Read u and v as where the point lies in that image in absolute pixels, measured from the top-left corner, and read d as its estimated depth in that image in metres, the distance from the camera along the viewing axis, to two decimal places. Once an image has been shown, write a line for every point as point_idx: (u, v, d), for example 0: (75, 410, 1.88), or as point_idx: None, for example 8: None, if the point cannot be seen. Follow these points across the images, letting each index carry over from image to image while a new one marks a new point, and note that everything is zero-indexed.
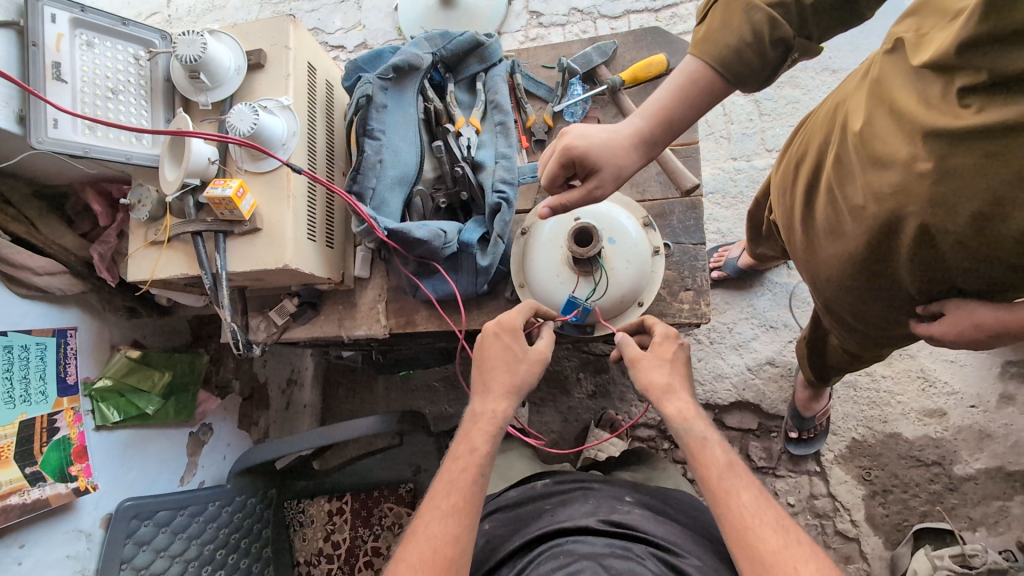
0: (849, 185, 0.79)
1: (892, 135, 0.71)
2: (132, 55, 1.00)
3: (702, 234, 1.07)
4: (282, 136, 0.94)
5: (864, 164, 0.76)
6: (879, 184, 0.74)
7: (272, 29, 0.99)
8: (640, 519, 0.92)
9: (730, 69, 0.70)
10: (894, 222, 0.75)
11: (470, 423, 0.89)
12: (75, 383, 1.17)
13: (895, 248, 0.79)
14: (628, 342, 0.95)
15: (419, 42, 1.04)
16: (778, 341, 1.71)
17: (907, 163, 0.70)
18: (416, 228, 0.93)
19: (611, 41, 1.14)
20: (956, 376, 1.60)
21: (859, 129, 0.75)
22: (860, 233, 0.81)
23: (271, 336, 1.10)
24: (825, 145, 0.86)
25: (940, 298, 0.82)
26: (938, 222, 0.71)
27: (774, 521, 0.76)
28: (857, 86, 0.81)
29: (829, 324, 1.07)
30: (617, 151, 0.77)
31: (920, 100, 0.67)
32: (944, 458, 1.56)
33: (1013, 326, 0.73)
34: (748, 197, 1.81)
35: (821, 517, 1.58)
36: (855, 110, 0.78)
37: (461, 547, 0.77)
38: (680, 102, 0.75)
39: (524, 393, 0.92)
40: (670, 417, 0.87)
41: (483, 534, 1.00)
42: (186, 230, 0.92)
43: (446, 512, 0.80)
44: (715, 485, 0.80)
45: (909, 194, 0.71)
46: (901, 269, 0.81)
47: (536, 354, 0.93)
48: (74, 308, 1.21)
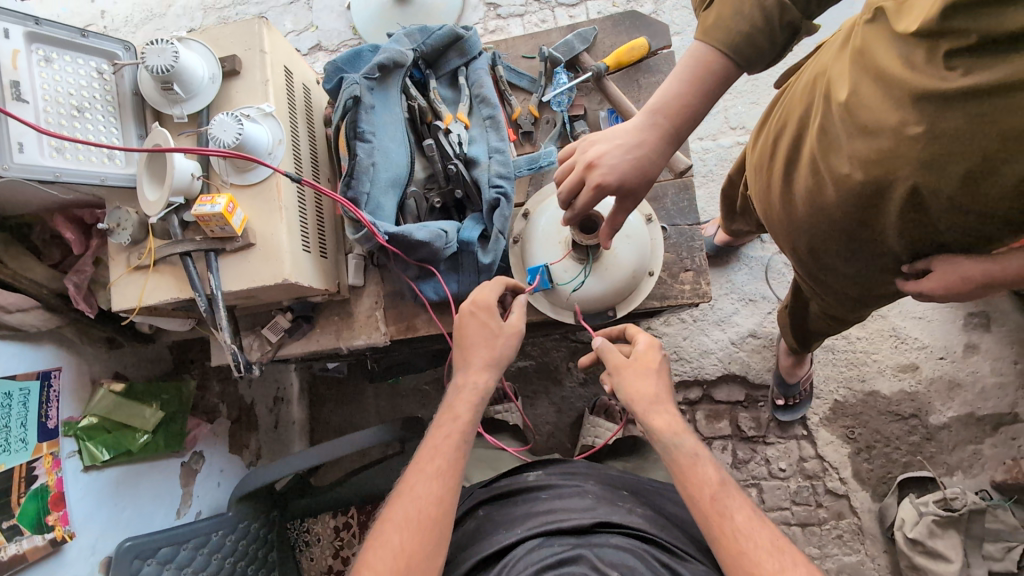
0: (834, 156, 0.82)
1: (879, 103, 0.73)
2: (94, 69, 0.93)
3: (698, 214, 1.08)
4: (266, 145, 0.90)
5: (851, 133, 0.78)
6: (867, 151, 0.76)
7: (243, 33, 0.94)
8: (629, 513, 0.94)
9: (742, 55, 0.69)
10: (884, 186, 0.78)
11: (455, 395, 0.95)
12: (56, 426, 1.10)
13: (881, 212, 0.82)
14: (611, 351, 1.01)
15: (399, 39, 1.02)
16: (758, 313, 1.75)
17: (897, 128, 0.72)
18: (416, 230, 0.90)
19: (591, 27, 1.14)
20: (925, 331, 1.68)
21: (845, 99, 0.77)
22: (845, 199, 0.83)
23: (266, 355, 1.06)
24: (807, 116, 0.88)
25: (926, 255, 0.85)
26: (928, 183, 0.74)
27: (770, 543, 0.81)
28: (837, 55, 0.82)
29: (809, 288, 1.11)
30: (646, 162, 0.76)
31: (906, 63, 0.69)
32: (920, 410, 1.64)
33: (1000, 274, 0.78)
34: (717, 175, 1.84)
35: (811, 478, 1.63)
36: (837, 79, 0.79)
37: (445, 509, 0.85)
38: (694, 91, 0.73)
39: (505, 365, 0.97)
40: (658, 431, 0.93)
41: (477, 517, 1.03)
42: (174, 251, 0.87)
43: (432, 474, 0.87)
44: (708, 507, 0.85)
45: (899, 158, 0.74)
46: (890, 232, 0.84)
47: (511, 328, 0.97)
48: (48, 346, 1.15)
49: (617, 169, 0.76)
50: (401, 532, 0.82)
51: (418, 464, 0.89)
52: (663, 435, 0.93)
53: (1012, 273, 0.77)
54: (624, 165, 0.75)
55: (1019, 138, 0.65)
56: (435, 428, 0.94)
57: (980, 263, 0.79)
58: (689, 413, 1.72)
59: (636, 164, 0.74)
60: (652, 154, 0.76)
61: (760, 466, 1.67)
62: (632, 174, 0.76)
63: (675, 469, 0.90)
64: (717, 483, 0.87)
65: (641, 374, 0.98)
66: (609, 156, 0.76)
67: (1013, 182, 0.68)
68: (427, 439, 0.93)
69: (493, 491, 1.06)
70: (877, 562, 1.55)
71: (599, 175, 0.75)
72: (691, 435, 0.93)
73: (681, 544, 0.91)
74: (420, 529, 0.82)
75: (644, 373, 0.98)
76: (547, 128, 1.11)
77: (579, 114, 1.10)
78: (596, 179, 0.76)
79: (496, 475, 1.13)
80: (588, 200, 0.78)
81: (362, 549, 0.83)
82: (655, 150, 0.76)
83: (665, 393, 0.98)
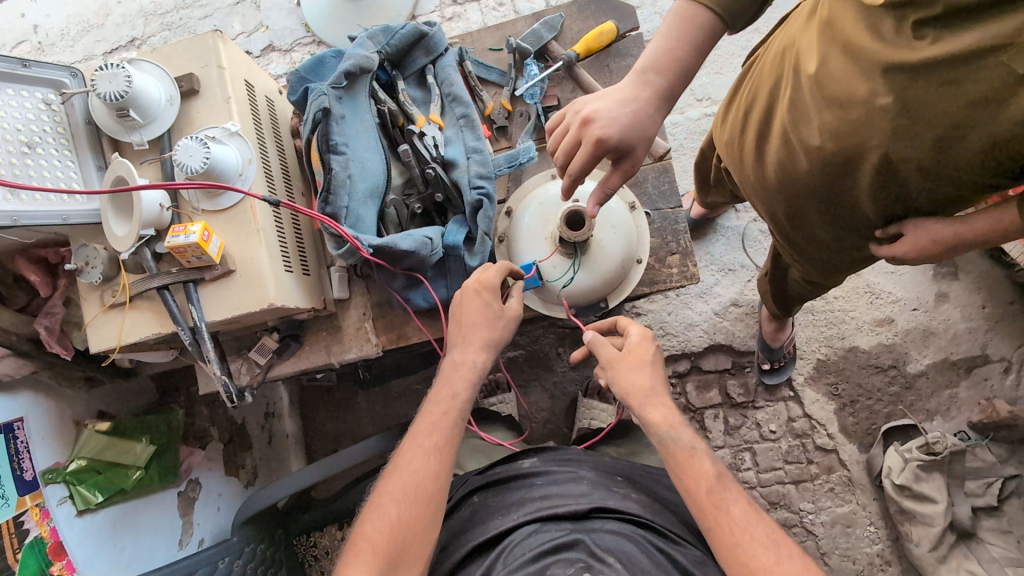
0: (804, 128, 0.79)
1: (849, 74, 0.71)
2: (41, 100, 0.88)
3: (679, 198, 1.12)
4: (237, 165, 0.89)
5: (819, 104, 0.75)
6: (838, 123, 0.74)
7: (198, 49, 0.92)
8: (624, 499, 0.95)
9: (727, 10, 0.72)
10: (856, 157, 0.75)
11: (450, 371, 0.95)
12: (33, 476, 1.06)
13: (854, 182, 0.79)
14: (602, 344, 1.02)
15: (362, 41, 1.00)
16: (737, 282, 1.76)
17: (867, 99, 0.70)
18: (401, 240, 0.89)
19: (557, 14, 1.14)
20: (898, 284, 1.71)
21: (813, 72, 0.74)
22: (816, 169, 0.81)
23: (256, 378, 1.04)
24: (775, 91, 0.84)
25: (898, 220, 0.84)
26: (900, 150, 0.71)
27: (766, 537, 0.82)
28: (804, 26, 0.79)
29: (789, 257, 1.08)
30: (643, 118, 0.76)
31: (873, 33, 0.67)
32: (898, 360, 1.68)
33: (968, 235, 0.77)
34: (687, 148, 1.83)
35: (801, 436, 1.66)
36: (806, 51, 0.76)
37: (441, 483, 0.86)
38: (685, 46, 0.74)
39: (502, 344, 0.97)
40: (655, 423, 0.94)
41: (472, 505, 1.02)
42: (149, 286, 0.86)
43: (430, 450, 0.89)
44: (704, 497, 0.87)
45: (870, 128, 0.72)
46: (862, 200, 0.81)
47: (512, 311, 0.97)
48: (25, 393, 1.11)
49: (615, 123, 0.75)
50: (398, 504, 0.84)
51: (415, 436, 0.90)
52: (659, 428, 0.93)
53: (978, 233, 0.76)
54: (623, 119, 0.75)
55: (985, 102, 0.64)
56: (431, 402, 0.94)
57: (950, 225, 0.78)
58: (679, 386, 1.72)
59: (634, 117, 0.74)
60: (645, 110, 0.76)
61: (751, 430, 1.68)
62: (630, 129, 0.76)
63: (672, 462, 0.91)
64: (713, 475, 0.89)
65: (636, 367, 0.99)
66: (605, 111, 0.76)
67: (982, 148, 0.67)
68: (424, 410, 0.93)
69: (486, 478, 1.06)
70: (868, 510, 1.58)
71: (598, 129, 0.75)
72: (687, 427, 0.94)
73: (675, 528, 0.93)
74: (419, 500, 0.84)
75: (639, 366, 0.99)
76: (521, 121, 1.12)
77: (553, 105, 1.10)
78: (594, 135, 0.76)
79: (490, 463, 1.13)
80: (587, 158, 0.77)
81: (358, 520, 0.86)
82: (650, 108, 0.76)
83: (659, 385, 0.98)
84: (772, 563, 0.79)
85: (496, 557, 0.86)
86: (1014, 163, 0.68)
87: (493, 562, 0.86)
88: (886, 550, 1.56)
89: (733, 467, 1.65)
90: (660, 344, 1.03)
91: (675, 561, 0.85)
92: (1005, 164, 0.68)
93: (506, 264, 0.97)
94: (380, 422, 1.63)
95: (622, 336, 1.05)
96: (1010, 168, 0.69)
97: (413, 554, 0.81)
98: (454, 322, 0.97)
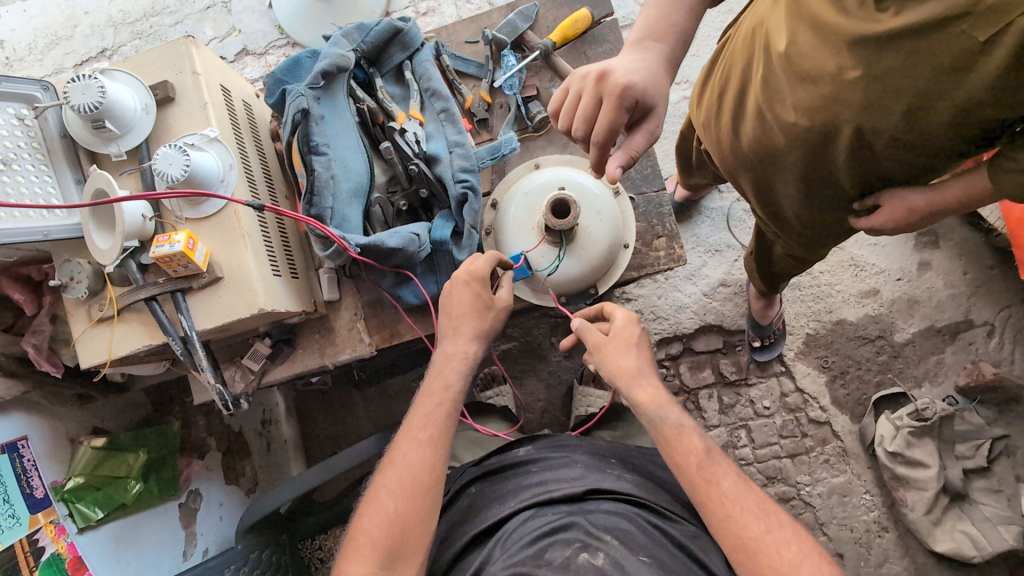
0: (778, 105, 0.80)
1: (817, 50, 0.72)
2: (14, 115, 0.87)
3: (661, 181, 1.14)
4: (218, 171, 0.88)
5: (792, 81, 0.76)
6: (811, 99, 0.75)
7: (171, 55, 0.91)
8: (619, 479, 0.96)
9: None
10: (830, 132, 0.76)
11: (442, 362, 0.96)
12: (46, 494, 1.07)
13: (831, 157, 0.80)
14: (589, 330, 1.03)
15: (337, 40, 0.99)
16: (725, 262, 1.78)
17: (835, 74, 0.71)
18: (388, 238, 0.90)
19: (531, 4, 1.14)
20: (881, 255, 1.74)
21: (783, 50, 0.75)
22: (794, 146, 0.82)
23: (251, 384, 1.04)
24: (748, 70, 0.85)
25: (874, 192, 0.85)
26: (871, 123, 0.73)
27: (755, 507, 0.84)
28: (771, 6, 0.80)
29: (772, 232, 1.09)
30: (657, 75, 0.78)
31: (838, 9, 0.68)
32: (885, 330, 1.70)
33: (942, 205, 0.79)
34: (669, 132, 1.84)
35: (794, 410, 1.68)
36: (775, 30, 0.77)
37: (437, 475, 0.87)
38: (678, 12, 0.79)
39: (491, 336, 0.98)
40: (644, 403, 0.95)
41: (470, 496, 1.03)
42: (138, 297, 0.86)
43: (424, 441, 0.89)
44: (695, 472, 0.88)
45: (841, 102, 0.72)
46: (839, 174, 0.83)
47: (501, 301, 0.98)
48: (17, 413, 1.10)
49: (636, 75, 0.76)
50: (395, 498, 0.84)
51: (409, 430, 0.91)
52: (649, 408, 0.95)
53: (951, 202, 0.79)
54: (642, 70, 0.76)
55: (949, 72, 0.65)
56: (425, 394, 0.94)
57: (924, 195, 0.80)
58: (673, 368, 1.73)
59: (652, 68, 0.76)
60: (657, 67, 0.78)
61: (746, 408, 1.71)
62: (649, 81, 0.77)
63: (662, 440, 0.93)
64: (702, 450, 0.90)
65: (623, 349, 1.00)
66: (620, 65, 0.77)
67: (949, 117, 0.68)
68: (416, 404, 0.94)
69: (482, 469, 1.07)
70: (863, 479, 1.62)
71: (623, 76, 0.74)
72: (675, 406, 0.96)
73: (669, 505, 0.95)
74: (413, 493, 0.85)
75: (626, 348, 1.00)
76: (502, 113, 1.12)
77: (532, 95, 1.11)
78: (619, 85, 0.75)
79: (486, 454, 1.14)
80: (615, 107, 0.76)
81: (356, 514, 0.86)
82: (660, 66, 0.78)
83: (646, 365, 1.00)
84: (762, 533, 0.81)
85: (495, 544, 0.87)
86: (981, 128, 0.69)
87: (493, 548, 0.87)
88: (882, 517, 1.59)
89: (729, 445, 1.68)
90: (646, 327, 1.04)
91: (669, 537, 0.87)
92: (973, 130, 0.69)
93: (494, 254, 0.97)
94: (378, 421, 1.63)
95: (609, 321, 1.06)
96: (979, 133, 0.70)
97: (411, 545, 0.82)
98: (444, 313, 0.98)
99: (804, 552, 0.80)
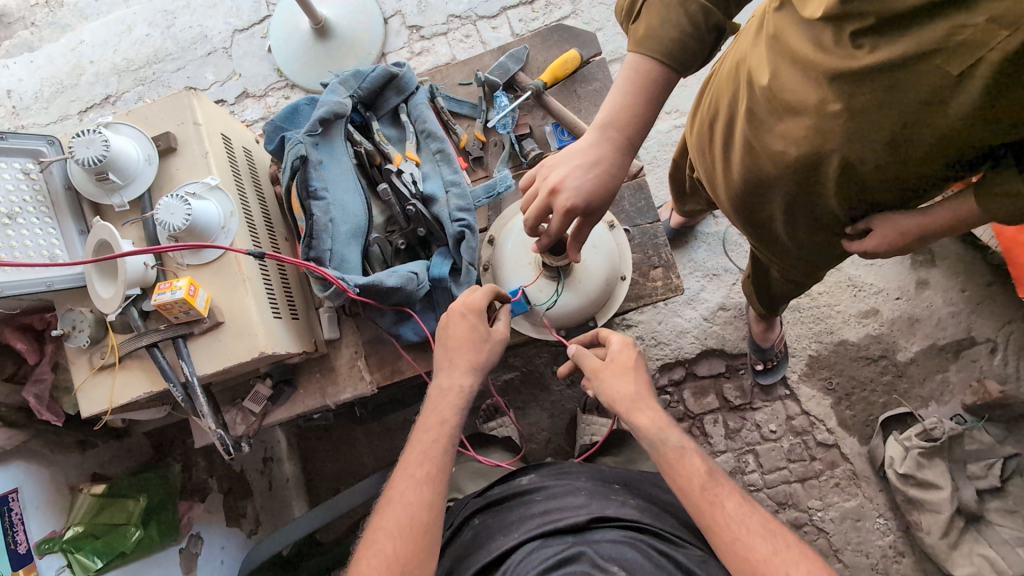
0: (765, 135, 0.81)
1: (798, 85, 0.73)
2: (20, 169, 0.90)
3: (655, 213, 1.16)
4: (218, 219, 0.90)
5: (777, 114, 0.78)
6: (796, 131, 0.77)
7: (174, 107, 0.94)
8: (622, 506, 0.95)
9: (676, 59, 0.74)
10: (817, 162, 0.78)
11: (438, 397, 0.95)
12: (28, 549, 1.06)
13: (820, 184, 0.82)
14: (585, 355, 1.02)
15: (334, 87, 1.03)
16: (723, 286, 1.79)
17: (818, 107, 0.72)
18: (387, 277, 0.92)
19: (521, 47, 1.19)
20: (878, 275, 1.75)
21: (766, 84, 0.77)
22: (783, 175, 0.83)
23: (252, 426, 1.03)
24: (734, 102, 0.87)
25: (866, 216, 0.87)
26: (856, 154, 0.74)
27: (763, 528, 0.83)
28: (753, 42, 0.82)
29: (768, 257, 1.10)
30: (608, 173, 0.79)
31: (816, 46, 0.69)
32: (888, 350, 1.70)
33: (930, 228, 0.81)
34: (662, 159, 1.87)
35: (801, 434, 1.67)
36: (758, 65, 0.79)
37: (436, 512, 0.86)
38: (639, 99, 0.78)
39: (489, 369, 0.98)
40: (643, 428, 0.94)
41: (474, 528, 1.02)
42: (139, 344, 0.87)
43: (422, 479, 0.88)
44: (699, 496, 0.87)
45: (824, 134, 0.74)
46: (829, 201, 0.84)
47: (498, 334, 0.98)
48: (17, 463, 1.12)
49: (581, 190, 0.78)
50: (395, 537, 0.83)
51: (408, 467, 0.90)
52: (649, 433, 0.94)
53: (939, 226, 0.81)
54: (586, 185, 0.77)
55: (929, 103, 0.66)
56: (422, 429, 0.94)
57: (915, 219, 0.82)
58: (676, 394, 1.72)
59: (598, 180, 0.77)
60: (609, 164, 0.79)
61: (752, 432, 1.69)
62: (595, 190, 0.78)
63: (665, 464, 0.92)
64: (707, 474, 0.89)
65: (619, 373, 0.99)
66: (571, 178, 0.78)
67: (931, 143, 0.69)
68: (414, 440, 0.93)
69: (485, 500, 1.06)
70: (876, 502, 1.59)
71: (566, 202, 0.77)
72: (675, 428, 0.95)
73: (675, 530, 0.93)
74: (413, 532, 0.83)
75: (622, 372, 1.00)
76: (497, 151, 1.15)
77: (525, 133, 1.14)
78: (563, 205, 0.78)
79: (489, 484, 1.13)
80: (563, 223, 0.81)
81: (358, 553, 0.84)
82: (612, 160, 0.79)
83: (644, 389, 0.99)
84: (772, 556, 0.80)
85: None
86: (962, 153, 0.70)
87: None
88: (898, 541, 1.56)
89: (737, 471, 1.65)
90: (642, 349, 1.04)
91: (676, 563, 0.85)
92: (956, 154, 0.71)
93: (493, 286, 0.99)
94: (380, 457, 1.61)
95: (605, 347, 1.05)
96: (962, 158, 0.71)
97: None
98: (442, 346, 0.97)
99: (813, 571, 0.79)
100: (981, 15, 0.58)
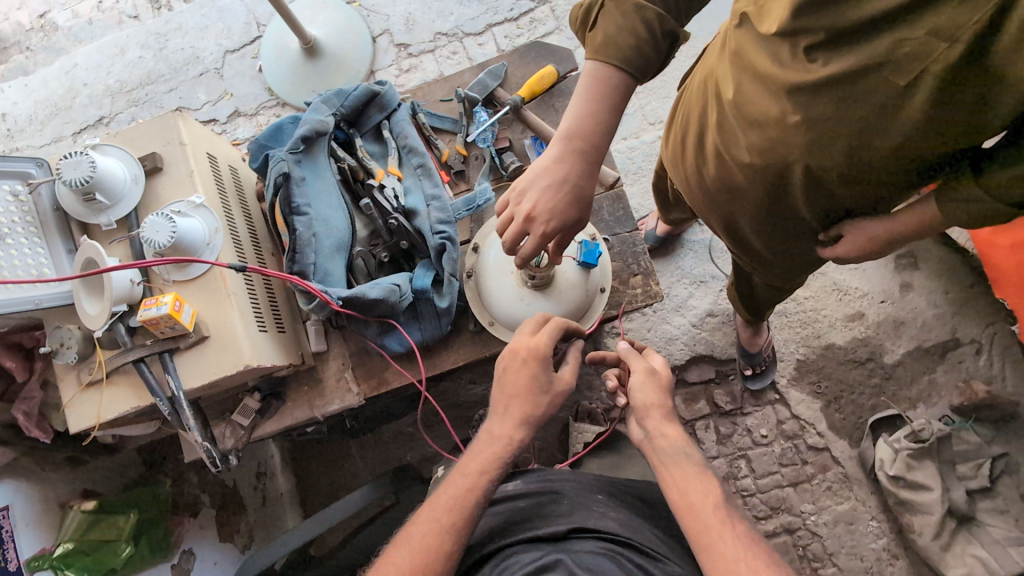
0: (734, 147, 0.84)
1: (760, 97, 0.76)
2: (9, 192, 0.92)
3: (633, 222, 1.19)
4: (203, 235, 0.93)
5: (743, 125, 0.81)
6: (760, 141, 0.80)
7: (161, 128, 0.97)
8: (604, 517, 0.95)
9: (634, 64, 0.78)
10: (783, 170, 0.81)
11: (487, 444, 0.94)
12: (18, 566, 1.06)
13: (787, 192, 0.85)
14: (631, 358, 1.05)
15: (317, 106, 1.06)
16: (710, 293, 1.81)
17: (779, 118, 0.75)
18: (369, 289, 0.94)
19: (500, 64, 1.23)
20: (862, 279, 1.78)
21: (731, 96, 0.80)
22: (751, 184, 0.86)
23: (241, 440, 1.05)
24: (704, 115, 0.90)
25: (837, 223, 0.90)
26: (818, 162, 0.77)
27: (768, 561, 0.81)
28: (718, 58, 0.85)
29: (749, 266, 1.12)
30: (575, 176, 0.81)
31: (774, 61, 0.73)
32: (875, 352, 1.72)
33: (898, 233, 0.84)
34: (647, 170, 1.90)
35: (792, 438, 1.68)
36: (724, 78, 0.82)
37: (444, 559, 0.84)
38: (601, 101, 0.80)
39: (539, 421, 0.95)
40: (672, 438, 0.95)
41: None
42: (125, 360, 0.89)
43: (442, 524, 0.87)
44: (710, 511, 0.87)
45: (787, 143, 0.77)
46: (800, 209, 0.87)
47: (561, 384, 0.97)
48: (10, 479, 1.14)
49: (552, 210, 0.81)
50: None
51: (432, 507, 0.89)
52: (675, 442, 0.94)
53: (907, 232, 0.83)
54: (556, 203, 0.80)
55: (882, 113, 0.68)
56: (459, 474, 0.92)
57: (882, 224, 0.84)
58: None
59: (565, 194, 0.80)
60: (575, 170, 0.81)
61: (743, 437, 1.70)
62: (565, 202, 0.81)
63: (675, 475, 0.92)
64: (721, 495, 0.89)
65: (664, 389, 1.00)
66: (542, 202, 0.81)
67: (888, 152, 0.72)
68: (449, 481, 0.92)
69: None
70: (867, 505, 1.60)
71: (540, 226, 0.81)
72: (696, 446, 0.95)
73: (654, 544, 0.92)
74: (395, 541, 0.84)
75: (655, 385, 1.00)
76: (478, 164, 1.18)
77: (505, 146, 1.17)
78: (538, 228, 0.82)
79: None
80: (538, 244, 0.84)
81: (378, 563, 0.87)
82: (575, 162, 0.82)
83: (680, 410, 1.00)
84: None
85: None
86: (919, 160, 0.73)
87: None
88: (891, 544, 1.57)
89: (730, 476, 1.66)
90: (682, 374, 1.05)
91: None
92: (912, 162, 0.73)
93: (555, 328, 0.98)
94: (375, 469, 1.62)
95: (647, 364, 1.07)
96: (922, 164, 0.74)
97: None
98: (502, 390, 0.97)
99: None
100: (921, 29, 0.60)
